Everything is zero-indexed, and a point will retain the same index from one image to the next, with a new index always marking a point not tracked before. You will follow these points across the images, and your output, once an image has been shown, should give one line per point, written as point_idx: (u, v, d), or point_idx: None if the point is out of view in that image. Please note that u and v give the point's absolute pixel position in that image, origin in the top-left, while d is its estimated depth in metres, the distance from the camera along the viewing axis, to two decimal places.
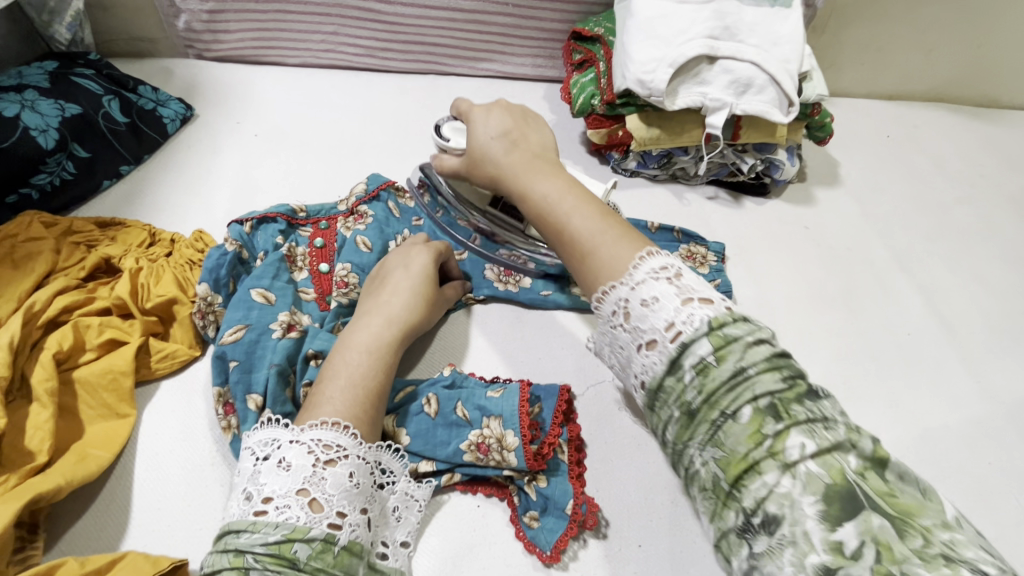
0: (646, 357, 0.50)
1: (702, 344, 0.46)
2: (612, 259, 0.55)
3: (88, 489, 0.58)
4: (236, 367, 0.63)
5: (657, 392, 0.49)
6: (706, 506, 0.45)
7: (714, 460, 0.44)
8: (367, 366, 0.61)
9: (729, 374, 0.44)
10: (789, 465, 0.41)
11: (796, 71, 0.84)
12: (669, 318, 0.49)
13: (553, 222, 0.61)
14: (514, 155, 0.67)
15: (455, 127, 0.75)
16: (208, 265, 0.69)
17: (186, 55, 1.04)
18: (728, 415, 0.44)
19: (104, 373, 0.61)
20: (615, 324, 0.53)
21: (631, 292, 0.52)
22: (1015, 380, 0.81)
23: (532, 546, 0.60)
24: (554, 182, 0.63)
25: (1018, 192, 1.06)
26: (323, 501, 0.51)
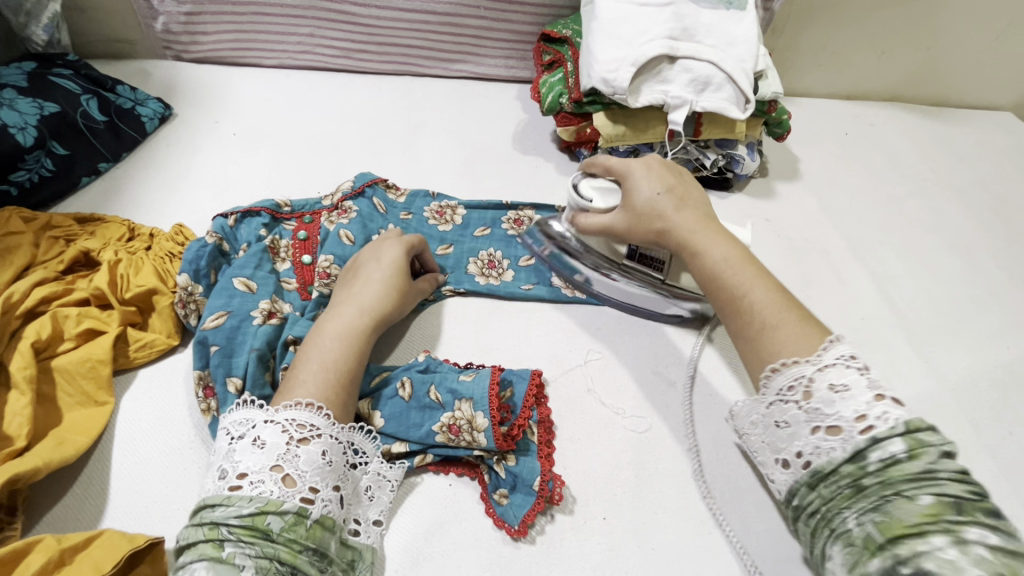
0: (822, 439, 0.53)
1: (896, 442, 0.49)
2: (785, 346, 0.57)
3: (66, 473, 0.60)
4: (215, 352, 0.65)
5: (825, 470, 0.52)
6: (848, 561, 0.48)
7: (872, 524, 0.47)
8: (340, 351, 0.63)
9: (920, 470, 0.47)
10: (962, 541, 0.42)
11: (751, 70, 0.88)
12: (860, 409, 0.51)
13: (730, 288, 0.62)
14: (686, 213, 0.68)
15: (600, 187, 0.75)
16: (188, 256, 0.71)
17: (165, 56, 1.06)
18: (904, 495, 0.46)
19: (83, 361, 0.63)
20: (783, 399, 0.56)
21: (819, 373, 0.54)
22: (961, 360, 0.86)
23: (502, 521, 0.62)
24: (730, 246, 0.65)
25: (967, 185, 1.12)
26: (296, 477, 0.54)
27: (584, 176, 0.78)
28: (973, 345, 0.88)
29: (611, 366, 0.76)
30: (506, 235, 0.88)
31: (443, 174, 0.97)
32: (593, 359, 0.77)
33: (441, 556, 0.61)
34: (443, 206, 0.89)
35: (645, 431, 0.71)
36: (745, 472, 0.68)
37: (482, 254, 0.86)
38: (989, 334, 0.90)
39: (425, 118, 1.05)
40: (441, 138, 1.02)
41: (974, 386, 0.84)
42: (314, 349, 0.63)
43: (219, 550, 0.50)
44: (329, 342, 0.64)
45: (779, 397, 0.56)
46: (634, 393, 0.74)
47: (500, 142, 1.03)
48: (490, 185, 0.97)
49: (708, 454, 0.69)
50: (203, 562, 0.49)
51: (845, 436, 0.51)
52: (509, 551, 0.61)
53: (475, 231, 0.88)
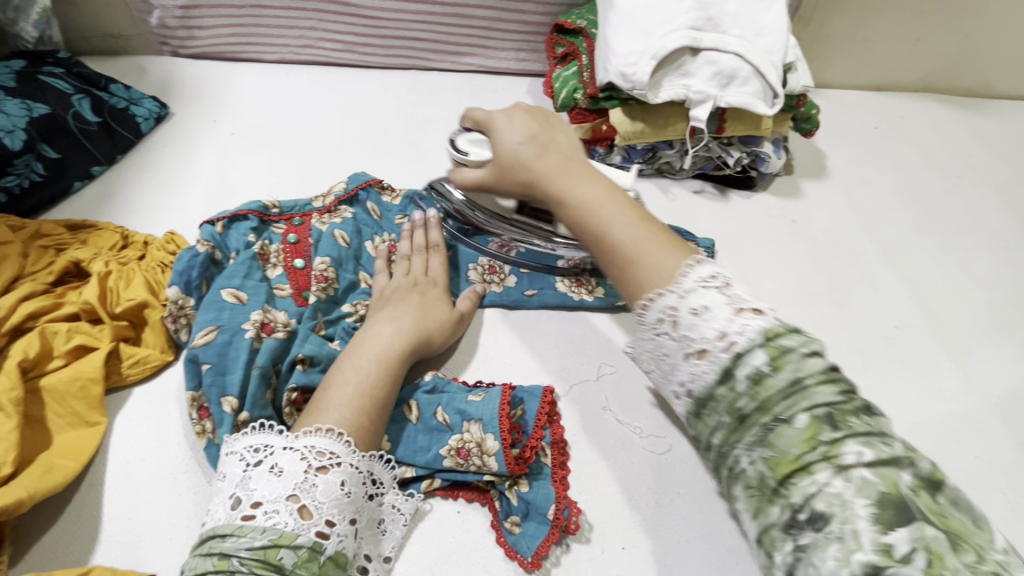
0: (696, 366, 0.49)
1: (757, 355, 0.46)
2: (658, 269, 0.54)
3: (56, 499, 0.57)
4: (208, 369, 0.61)
5: (706, 398, 0.49)
6: (750, 504, 0.45)
7: (762, 462, 0.44)
8: (375, 371, 0.61)
9: (786, 383, 0.44)
10: (844, 469, 0.40)
11: (780, 62, 0.83)
12: (719, 327, 0.48)
13: (592, 230, 0.58)
14: (549, 160, 0.62)
15: (474, 140, 0.71)
16: (179, 267, 0.67)
17: (161, 52, 1.02)
18: (782, 420, 0.43)
19: (73, 380, 0.60)
20: (659, 333, 0.53)
21: (682, 300, 0.51)
22: (1003, 373, 0.81)
23: (514, 552, 0.58)
24: (601, 184, 0.60)
25: (1006, 182, 1.06)
26: (313, 508, 0.51)
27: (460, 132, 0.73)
28: (1016, 356, 0.83)
29: (628, 380, 0.72)
30: None
31: None
32: (607, 373, 0.73)
33: None
34: None
35: (665, 451, 0.66)
36: None
37: (482, 259, 0.81)
38: None
39: (431, 115, 1.00)
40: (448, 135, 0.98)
41: (1017, 401, 0.78)
42: (346, 377, 0.60)
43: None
44: (365, 365, 0.61)
45: (653, 331, 0.53)
46: (652, 408, 0.70)
47: None
48: None
49: None
50: None
51: (713, 358, 0.48)
52: None
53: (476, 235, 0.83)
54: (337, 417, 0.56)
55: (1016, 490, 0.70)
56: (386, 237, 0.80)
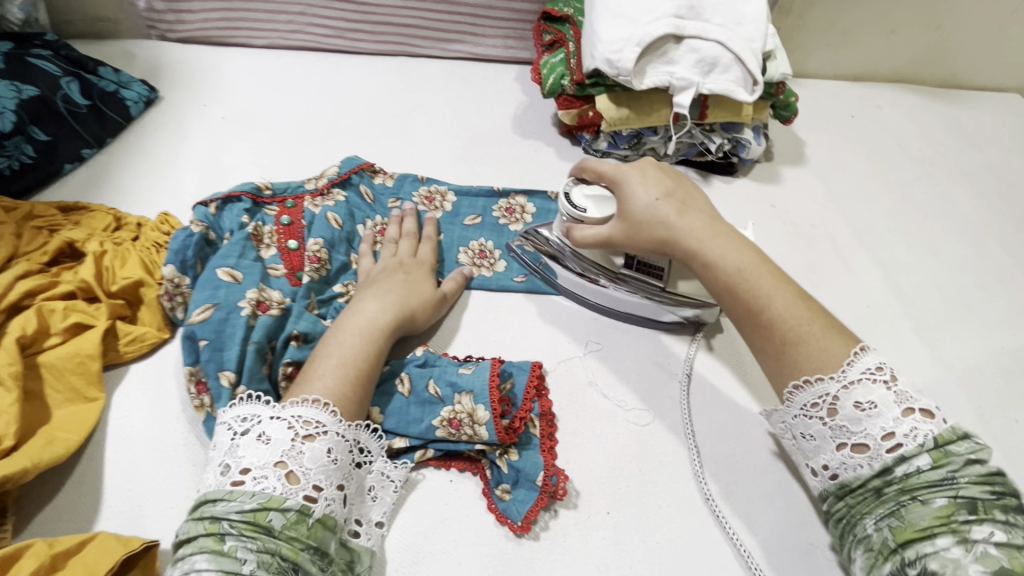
0: (848, 456, 0.54)
1: (922, 456, 0.50)
2: (809, 358, 0.56)
3: (57, 471, 0.58)
4: (205, 345, 0.63)
5: (851, 484, 0.54)
6: (865, 563, 0.52)
7: (888, 528, 0.51)
8: (359, 343, 0.63)
9: (939, 477, 0.49)
10: (969, 542, 0.46)
11: (760, 50, 0.85)
12: (886, 425, 0.52)
13: (748, 299, 0.60)
14: (690, 219, 0.65)
15: (594, 195, 0.70)
16: (174, 246, 0.68)
17: (149, 36, 1.02)
18: (919, 499, 0.49)
19: (72, 356, 0.61)
20: (806, 413, 0.57)
21: (845, 391, 0.54)
22: (967, 348, 0.85)
23: (504, 517, 0.61)
24: (743, 252, 0.63)
25: (974, 168, 1.10)
26: (300, 474, 0.52)
27: (572, 183, 0.73)
28: (981, 333, 0.87)
29: (614, 356, 0.75)
30: (498, 223, 0.85)
31: (440, 159, 0.94)
32: (593, 350, 0.75)
33: (441, 554, 0.59)
34: (432, 190, 0.86)
35: (648, 423, 0.70)
36: (750, 464, 0.67)
37: (473, 243, 0.83)
38: (996, 321, 0.89)
39: (422, 101, 1.02)
40: (437, 122, 0.99)
41: (980, 374, 0.82)
42: (330, 351, 0.62)
43: (220, 543, 0.49)
44: (348, 339, 0.63)
45: (803, 412, 0.57)
46: (637, 383, 0.73)
47: (500, 126, 1.00)
48: (489, 171, 0.94)
49: (713, 446, 0.68)
50: (203, 555, 0.48)
51: (872, 453, 0.53)
52: (512, 548, 0.60)
53: (465, 219, 0.85)
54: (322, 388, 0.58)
55: None
56: (378, 221, 0.81)
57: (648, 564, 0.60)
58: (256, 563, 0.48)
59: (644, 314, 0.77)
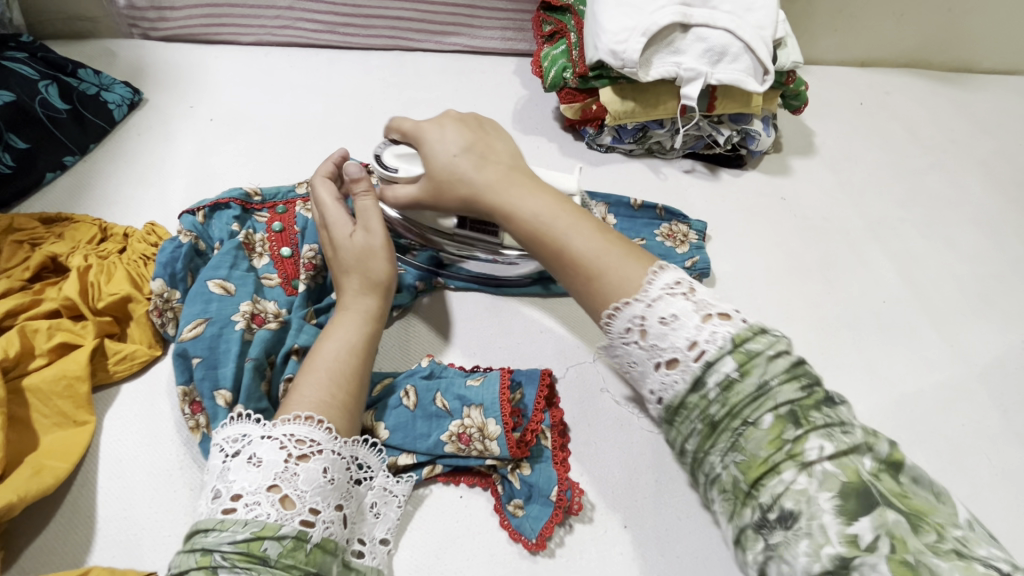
0: (665, 376, 0.49)
1: (726, 360, 0.46)
2: (618, 284, 0.53)
3: (48, 501, 0.55)
4: (198, 363, 0.60)
5: (677, 407, 0.48)
6: (725, 507, 0.45)
7: (734, 464, 0.44)
8: (346, 348, 0.60)
9: (754, 388, 0.45)
10: (807, 466, 0.41)
11: (770, 38, 0.82)
12: (689, 336, 0.48)
13: (586, 271, 0.55)
14: (537, 198, 0.59)
15: (401, 154, 0.68)
16: (162, 259, 0.65)
17: (131, 35, 0.98)
18: (750, 423, 0.44)
19: (58, 379, 0.58)
20: (626, 341, 0.52)
21: (648, 309, 0.50)
22: (987, 342, 0.83)
23: (518, 534, 0.58)
24: (535, 194, 0.60)
25: (988, 155, 1.07)
26: (295, 497, 0.49)
27: (383, 147, 0.70)
28: (999, 326, 0.85)
29: None
30: None
31: None
32: (604, 354, 0.73)
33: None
34: None
35: None
36: None
37: None
38: (1015, 313, 0.86)
39: (418, 97, 0.98)
40: (434, 119, 0.95)
41: (1001, 369, 0.80)
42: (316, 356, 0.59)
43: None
44: (334, 345, 0.60)
45: (620, 339, 0.52)
46: None
47: (499, 122, 0.97)
48: None
49: None
50: None
51: (682, 366, 0.48)
52: (527, 566, 0.58)
53: None
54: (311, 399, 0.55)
55: (1002, 456, 0.72)
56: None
57: None
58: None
59: (510, 273, 0.76)
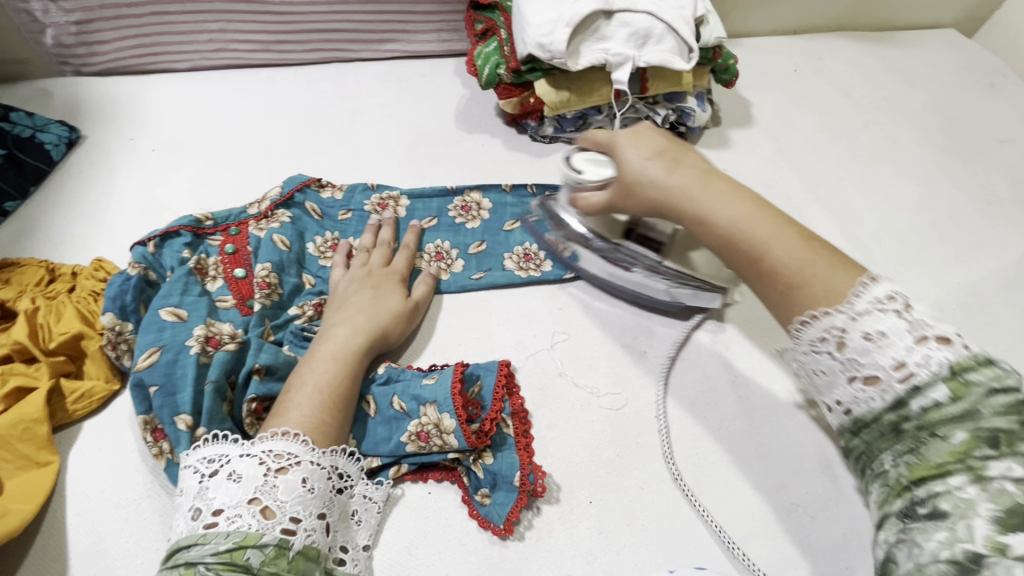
0: (860, 390, 0.49)
1: (938, 386, 0.45)
2: (828, 294, 0.51)
3: (19, 543, 0.56)
4: (156, 391, 0.60)
5: (866, 419, 0.49)
6: (880, 497, 0.47)
7: (906, 466, 0.46)
8: (335, 368, 0.62)
9: (959, 412, 0.44)
10: (984, 479, 0.41)
11: (690, 17, 0.85)
12: (898, 357, 0.46)
13: (748, 254, 0.55)
14: (731, 200, 0.57)
15: (592, 159, 0.66)
16: (111, 292, 0.65)
17: (63, 72, 0.97)
18: (938, 435, 0.44)
19: (14, 423, 0.58)
20: (815, 350, 0.52)
21: (852, 323, 0.49)
22: (927, 288, 0.86)
23: (486, 522, 0.60)
24: (739, 199, 0.57)
25: (918, 108, 1.11)
26: (275, 508, 0.51)
27: (577, 149, 0.69)
28: (937, 271, 0.88)
29: (581, 344, 0.75)
30: (454, 223, 0.83)
31: (386, 165, 0.92)
32: (560, 340, 0.75)
33: (427, 568, 0.59)
34: (385, 196, 0.84)
35: (622, 406, 0.70)
36: (725, 435, 0.68)
37: (430, 247, 0.81)
38: (952, 258, 0.90)
39: (360, 106, 0.99)
40: (379, 126, 0.96)
41: (940, 312, 0.84)
42: (303, 378, 0.61)
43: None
44: (322, 366, 0.62)
45: (812, 348, 0.52)
46: (607, 368, 0.73)
47: (443, 123, 0.98)
48: (438, 170, 0.92)
49: (687, 420, 0.69)
50: None
51: (884, 385, 0.47)
52: (497, 552, 0.60)
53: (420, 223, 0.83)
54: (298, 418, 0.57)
55: None
56: (329, 236, 0.79)
57: (633, 548, 0.61)
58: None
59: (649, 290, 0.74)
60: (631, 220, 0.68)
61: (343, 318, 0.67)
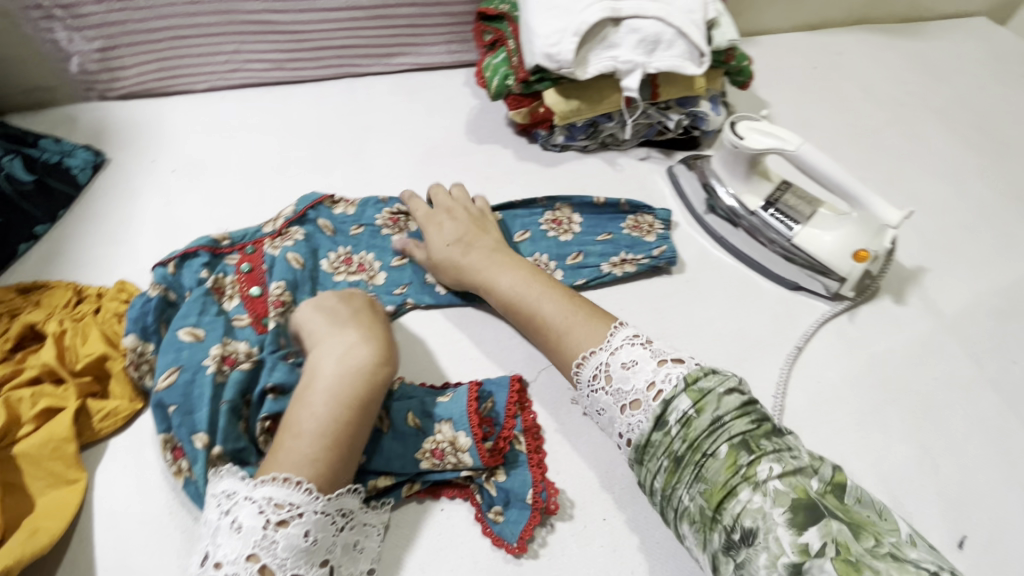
0: (631, 417, 0.56)
1: (682, 398, 0.53)
2: (580, 346, 0.63)
3: (49, 559, 0.58)
4: (174, 411, 0.62)
5: (644, 444, 0.55)
6: (697, 538, 0.50)
7: (699, 496, 0.50)
8: (341, 413, 0.58)
9: (709, 422, 0.52)
10: (759, 485, 0.48)
11: (701, 21, 0.83)
12: (648, 377, 0.56)
13: (523, 311, 0.70)
14: (511, 275, 0.72)
15: (755, 128, 0.79)
16: (132, 314, 0.67)
17: (88, 97, 1.00)
18: (709, 454, 0.50)
19: (45, 443, 0.60)
20: (593, 387, 0.60)
21: (612, 356, 0.59)
22: (957, 292, 0.83)
23: (500, 540, 0.60)
24: (516, 269, 0.73)
25: (945, 103, 1.07)
26: (275, 566, 0.50)
27: (743, 118, 0.80)
28: (968, 275, 0.84)
29: None
30: None
31: (398, 179, 0.92)
32: None
33: None
34: (395, 211, 0.85)
35: None
36: None
37: None
38: (983, 259, 0.86)
39: (372, 121, 1.00)
40: (391, 140, 0.97)
41: (971, 318, 0.80)
42: (296, 428, 0.57)
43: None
44: (319, 413, 0.57)
45: (591, 383, 0.60)
46: None
47: (453, 135, 0.98)
48: (449, 183, 0.92)
49: None
50: None
51: (644, 406, 0.55)
52: (511, 569, 0.60)
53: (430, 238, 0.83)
54: (306, 468, 0.54)
55: (976, 406, 0.72)
56: (341, 251, 0.80)
57: (649, 566, 0.60)
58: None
59: (778, 269, 0.83)
60: (771, 197, 0.82)
61: (330, 356, 0.61)
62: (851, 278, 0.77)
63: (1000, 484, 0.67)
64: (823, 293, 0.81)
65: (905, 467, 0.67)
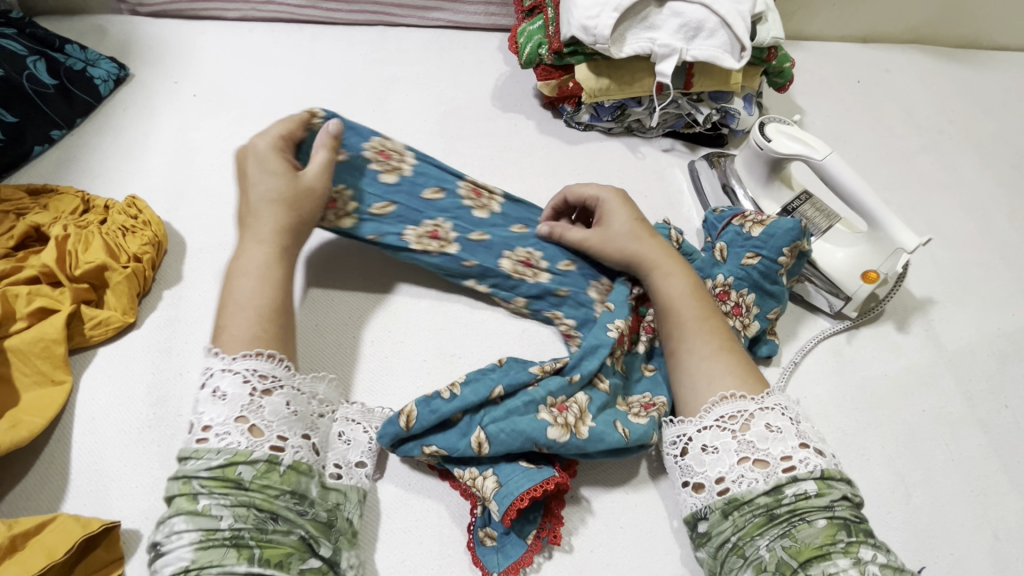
0: (748, 470, 0.53)
1: (810, 482, 0.52)
2: (696, 391, 0.60)
3: (29, 451, 0.60)
4: (536, 388, 0.62)
5: (742, 500, 0.53)
6: None
7: (783, 550, 0.50)
8: (264, 292, 0.60)
9: (824, 505, 0.51)
10: (860, 561, 0.47)
11: (748, 13, 0.80)
12: (786, 450, 0.53)
13: (665, 326, 0.64)
14: (661, 284, 0.66)
15: (783, 129, 0.77)
16: (471, 375, 0.63)
17: (120, 10, 0.99)
18: (806, 520, 0.50)
19: (36, 341, 0.62)
20: (720, 425, 0.56)
21: (762, 411, 0.56)
22: (964, 330, 0.81)
23: (481, 562, 0.58)
24: (669, 280, 0.66)
25: (986, 137, 1.03)
26: (262, 427, 0.53)
27: (774, 119, 0.79)
28: (977, 313, 0.83)
29: None
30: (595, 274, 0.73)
31: (416, 135, 0.91)
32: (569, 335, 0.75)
33: (403, 533, 0.60)
34: (720, 283, 0.71)
35: None
36: None
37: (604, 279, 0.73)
38: (997, 300, 0.84)
39: (398, 73, 0.98)
40: (413, 95, 0.96)
41: (972, 357, 0.78)
42: (235, 287, 0.60)
43: (194, 503, 0.50)
44: (244, 281, 0.61)
45: (718, 423, 0.56)
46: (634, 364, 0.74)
47: (478, 98, 0.96)
48: (467, 147, 0.91)
49: None
50: (181, 516, 0.49)
51: (770, 470, 0.53)
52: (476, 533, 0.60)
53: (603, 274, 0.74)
54: (242, 345, 0.56)
55: (960, 443, 0.71)
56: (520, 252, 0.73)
57: (609, 547, 0.61)
58: (233, 518, 0.50)
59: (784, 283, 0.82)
60: (789, 206, 0.81)
61: (275, 171, 0.64)
62: (855, 298, 0.76)
63: (972, 525, 0.66)
64: (825, 310, 0.80)
65: (876, 492, 0.67)
